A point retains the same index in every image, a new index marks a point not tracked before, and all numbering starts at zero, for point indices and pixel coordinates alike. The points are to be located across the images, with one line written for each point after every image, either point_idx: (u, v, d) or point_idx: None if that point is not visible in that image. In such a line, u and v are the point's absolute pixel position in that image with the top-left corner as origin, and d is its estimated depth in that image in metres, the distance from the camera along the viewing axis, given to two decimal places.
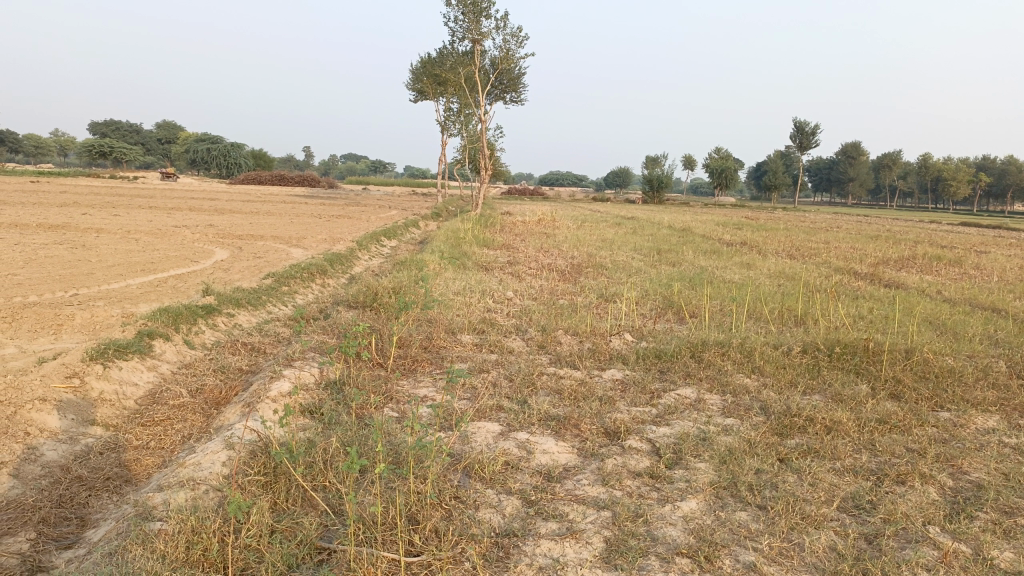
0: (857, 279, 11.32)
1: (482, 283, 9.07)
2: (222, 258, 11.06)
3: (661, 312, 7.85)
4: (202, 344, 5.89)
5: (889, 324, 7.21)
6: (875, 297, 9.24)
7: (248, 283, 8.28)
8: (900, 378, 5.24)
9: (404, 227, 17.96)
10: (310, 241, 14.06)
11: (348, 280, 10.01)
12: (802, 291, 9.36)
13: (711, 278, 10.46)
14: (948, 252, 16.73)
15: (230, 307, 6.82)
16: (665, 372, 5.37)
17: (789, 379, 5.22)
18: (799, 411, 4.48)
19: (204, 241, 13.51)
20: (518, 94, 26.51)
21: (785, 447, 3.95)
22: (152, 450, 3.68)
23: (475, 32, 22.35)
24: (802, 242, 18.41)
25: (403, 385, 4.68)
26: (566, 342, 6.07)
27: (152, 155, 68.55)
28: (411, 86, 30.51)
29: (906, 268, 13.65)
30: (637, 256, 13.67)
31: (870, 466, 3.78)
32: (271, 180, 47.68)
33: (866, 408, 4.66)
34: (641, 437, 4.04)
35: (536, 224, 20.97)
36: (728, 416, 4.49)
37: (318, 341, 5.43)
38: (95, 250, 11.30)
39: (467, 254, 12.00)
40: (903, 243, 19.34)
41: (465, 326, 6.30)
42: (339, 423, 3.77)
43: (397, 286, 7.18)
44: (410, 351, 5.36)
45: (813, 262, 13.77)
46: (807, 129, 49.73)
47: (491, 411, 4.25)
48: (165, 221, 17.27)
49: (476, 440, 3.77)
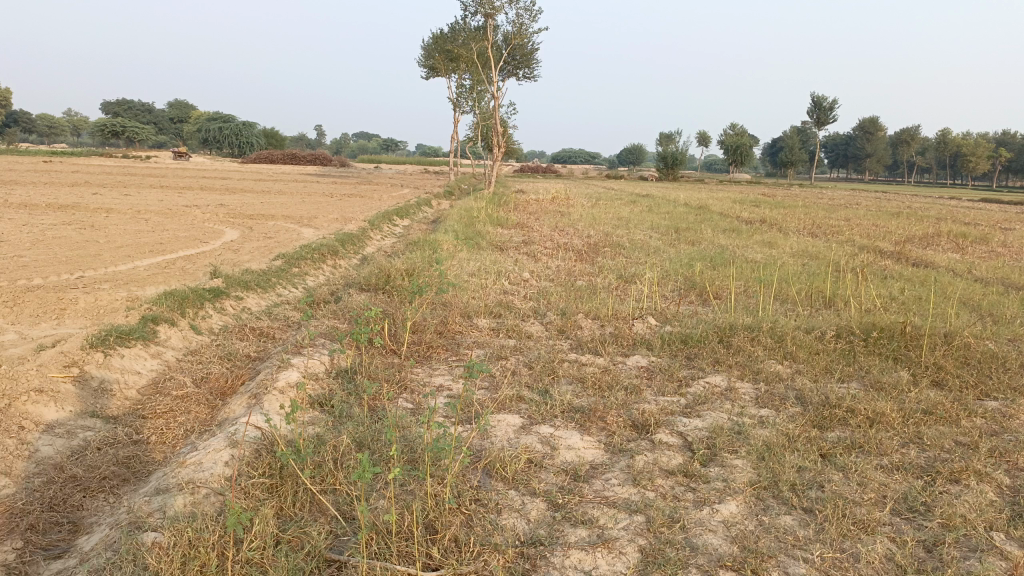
0: (883, 258, 10.97)
1: (497, 263, 8.81)
2: (232, 238, 10.85)
3: (684, 293, 7.58)
4: (209, 330, 5.68)
5: (924, 306, 6.89)
6: (905, 277, 8.91)
7: (258, 264, 8.06)
8: (942, 364, 4.95)
9: (416, 206, 17.69)
10: (322, 221, 13.84)
11: (360, 260, 9.78)
12: (829, 271, 9.03)
13: (733, 258, 10.15)
14: (973, 230, 16.28)
15: (238, 290, 6.61)
16: (693, 359, 5.11)
17: (824, 367, 4.94)
18: (838, 401, 4.21)
19: (215, 221, 13.32)
20: (531, 70, 26.08)
21: (827, 441, 3.69)
22: (154, 446, 3.47)
23: (488, 6, 21.88)
24: (822, 220, 17.99)
25: (418, 374, 4.44)
26: (586, 326, 5.81)
27: (165, 135, 68.39)
28: (423, 63, 30.06)
29: (933, 246, 13.27)
30: (655, 235, 13.38)
31: (920, 463, 3.51)
32: (283, 159, 47.48)
33: (909, 397, 4.38)
34: (671, 430, 3.79)
35: (551, 202, 20.65)
36: (762, 407, 4.22)
37: (328, 326, 5.20)
38: (104, 231, 11.13)
39: (481, 234, 11.75)
40: (925, 220, 18.88)
41: (481, 310, 6.06)
42: (350, 417, 3.54)
43: (410, 268, 6.93)
44: (425, 337, 5.12)
45: (836, 240, 13.41)
46: (825, 104, 48.82)
47: (511, 402, 4.01)
48: (176, 201, 17.09)
49: (496, 434, 3.53)
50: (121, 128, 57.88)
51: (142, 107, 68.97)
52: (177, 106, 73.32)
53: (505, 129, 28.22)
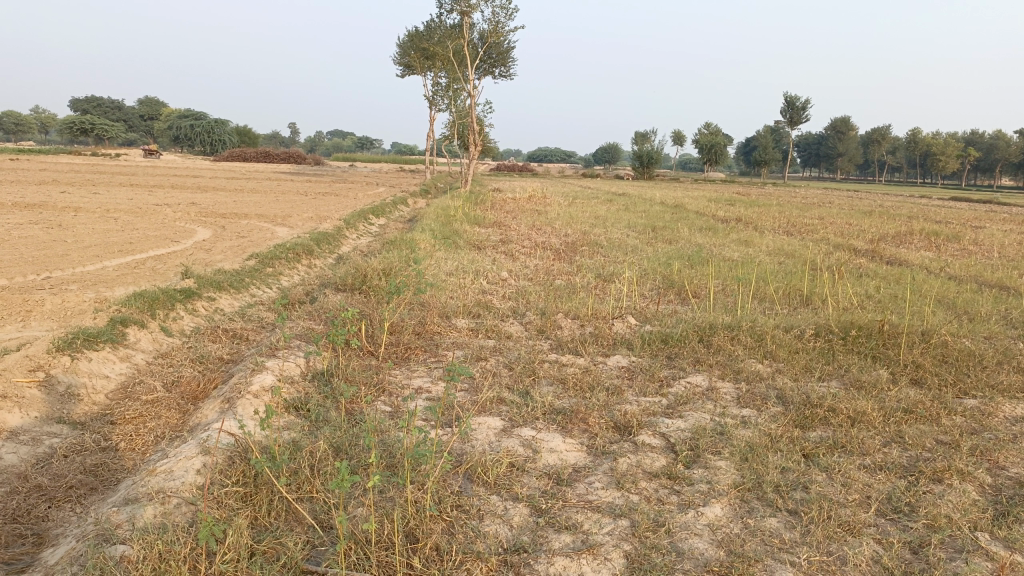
0: (858, 256, 11.06)
1: (475, 262, 8.74)
2: (204, 238, 10.67)
3: (663, 292, 7.57)
4: (181, 331, 5.55)
5: (900, 304, 6.94)
6: (880, 275, 8.97)
7: (231, 264, 7.92)
8: (920, 362, 4.97)
9: (392, 205, 17.56)
10: (296, 219, 13.68)
11: (335, 260, 9.66)
12: (805, 270, 9.07)
13: (710, 256, 10.17)
14: (944, 228, 16.50)
15: (210, 290, 6.48)
16: (673, 358, 5.08)
17: (804, 366, 4.94)
18: (820, 401, 4.20)
19: (187, 220, 13.10)
20: (507, 68, 26.04)
21: (809, 441, 3.68)
22: (124, 454, 3.36)
23: (464, 4, 21.79)
24: (797, 218, 18.14)
25: (396, 376, 4.36)
26: (566, 326, 5.76)
27: (135, 132, 67.34)
28: (398, 61, 29.87)
29: (905, 244, 13.42)
30: (632, 233, 13.39)
31: (902, 463, 3.50)
32: (256, 157, 46.99)
33: (889, 396, 4.39)
34: (653, 431, 3.74)
35: (527, 200, 20.61)
36: (744, 407, 4.20)
37: (303, 327, 5.09)
38: (72, 230, 10.89)
39: (458, 233, 11.68)
40: (897, 218, 19.12)
41: (460, 310, 5.99)
42: (327, 422, 3.46)
43: (387, 268, 6.84)
44: (403, 338, 5.03)
45: (811, 238, 13.52)
46: (798, 104, 49.31)
47: (491, 404, 3.95)
48: (147, 199, 16.80)
49: (477, 437, 3.46)
50: (90, 125, 56.90)
51: (112, 104, 67.93)
52: (148, 103, 72.28)
53: (481, 127, 28.13)
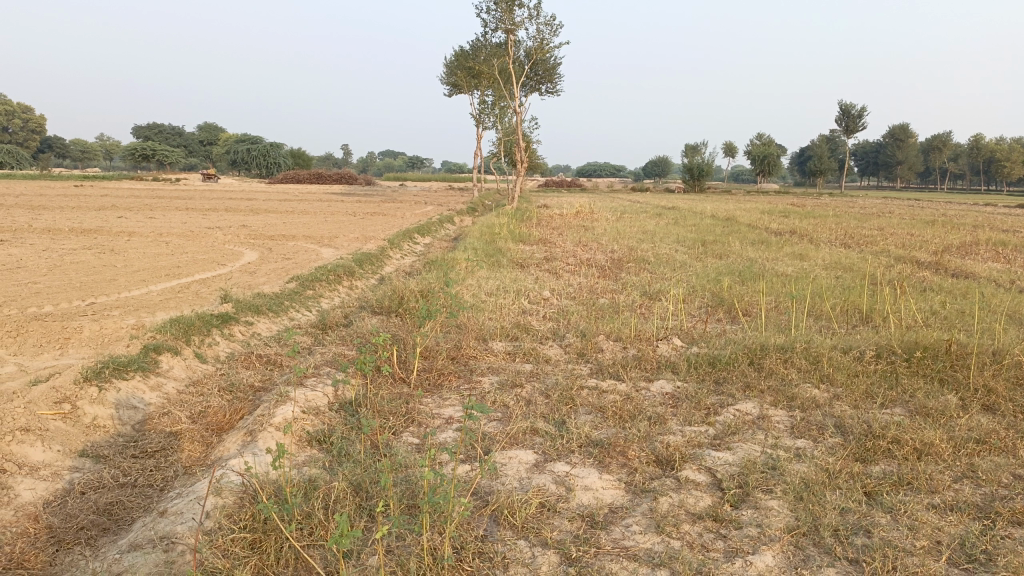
0: (921, 269, 10.53)
1: (518, 282, 8.55)
2: (250, 260, 10.72)
3: (712, 311, 7.27)
4: (215, 357, 5.47)
5: (968, 321, 6.49)
6: (945, 289, 8.49)
7: (271, 287, 7.89)
8: (992, 387, 4.57)
9: (439, 224, 17.55)
10: (342, 240, 13.72)
11: (377, 281, 9.58)
12: (864, 285, 8.64)
13: (762, 271, 9.79)
14: (1013, 237, 15.70)
15: (248, 314, 6.43)
16: (721, 383, 4.78)
17: (864, 391, 4.60)
18: (882, 430, 3.87)
19: (235, 242, 13.24)
20: (554, 85, 25.94)
21: (870, 477, 3.36)
22: (142, 490, 3.25)
23: (508, 22, 21.79)
24: (854, 230, 17.50)
25: (427, 404, 4.18)
26: (607, 348, 5.50)
27: (194, 157, 69.33)
28: (445, 80, 30.05)
29: (971, 255, 12.77)
30: (681, 248, 13.06)
31: (977, 502, 3.16)
32: (309, 179, 47.90)
33: (958, 425, 4.03)
34: (698, 465, 3.47)
35: (574, 216, 20.42)
36: (799, 437, 3.91)
37: (334, 353, 4.95)
38: (123, 255, 11.09)
39: (502, 251, 11.52)
40: (961, 228, 18.33)
41: (497, 332, 5.80)
42: (350, 456, 3.29)
43: (425, 289, 6.70)
44: (436, 363, 4.86)
45: (869, 251, 12.97)
46: (853, 112, 48.03)
47: (525, 435, 3.73)
48: (200, 222, 17.13)
49: (508, 473, 3.25)
50: (152, 152, 58.76)
51: (173, 131, 70.18)
52: (207, 129, 74.47)
53: (528, 144, 28.09)
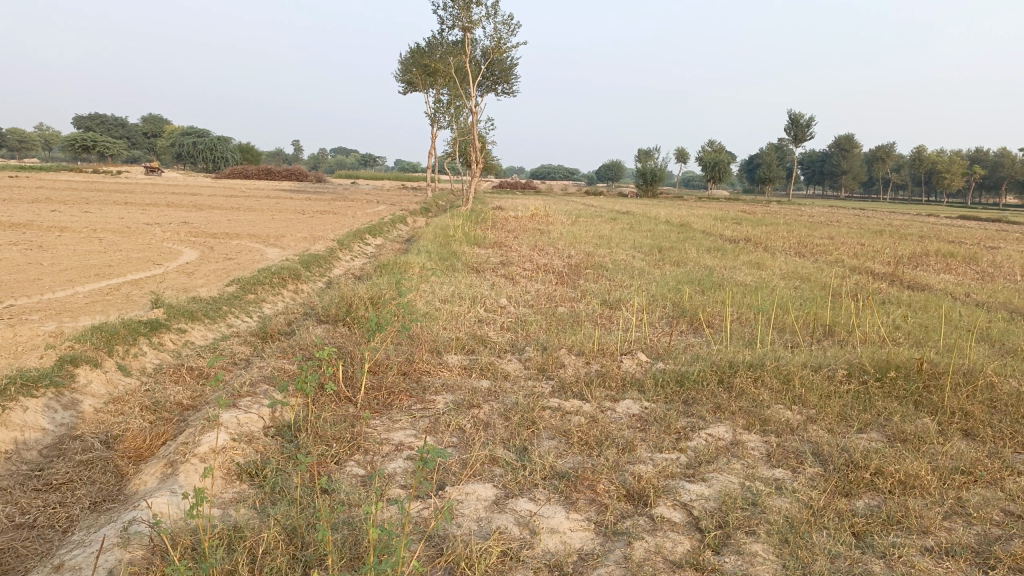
0: (877, 280, 10.50)
1: (473, 288, 8.19)
2: (189, 260, 10.15)
3: (674, 322, 7.02)
4: (141, 370, 4.99)
5: (933, 337, 6.37)
6: (904, 302, 8.41)
7: (209, 290, 7.38)
8: (969, 410, 4.38)
9: (391, 224, 17.07)
10: (289, 239, 13.18)
11: (325, 284, 9.12)
12: (825, 297, 8.51)
13: (722, 280, 9.62)
14: (960, 249, 15.93)
15: (182, 321, 5.94)
16: (690, 405, 4.51)
17: (838, 414, 4.38)
18: (864, 460, 3.62)
19: (175, 240, 12.58)
20: (510, 86, 25.67)
21: (857, 515, 3.11)
22: (41, 533, 2.80)
23: (465, 20, 21.41)
24: (807, 238, 17.56)
25: (374, 428, 3.80)
26: (569, 363, 5.18)
27: (138, 149, 67.09)
28: (400, 77, 29.48)
29: (923, 266, 12.85)
30: (638, 255, 12.89)
31: (972, 544, 2.92)
32: (258, 174, 46.76)
33: (939, 452, 3.81)
34: (673, 501, 3.17)
35: (530, 219, 20.13)
36: (776, 467, 3.65)
37: (272, 367, 4.52)
38: (51, 252, 10.38)
39: (457, 254, 11.17)
40: (909, 238, 18.61)
41: (452, 344, 5.44)
42: (285, 493, 2.91)
43: (375, 296, 6.30)
44: (386, 380, 4.48)
45: (824, 260, 12.98)
46: (802, 122, 48.86)
47: (483, 466, 3.37)
48: (139, 218, 16.34)
49: (464, 513, 2.90)
50: (93, 142, 56.66)
51: (116, 122, 67.86)
52: (151, 121, 72.27)
53: (483, 144, 27.74)
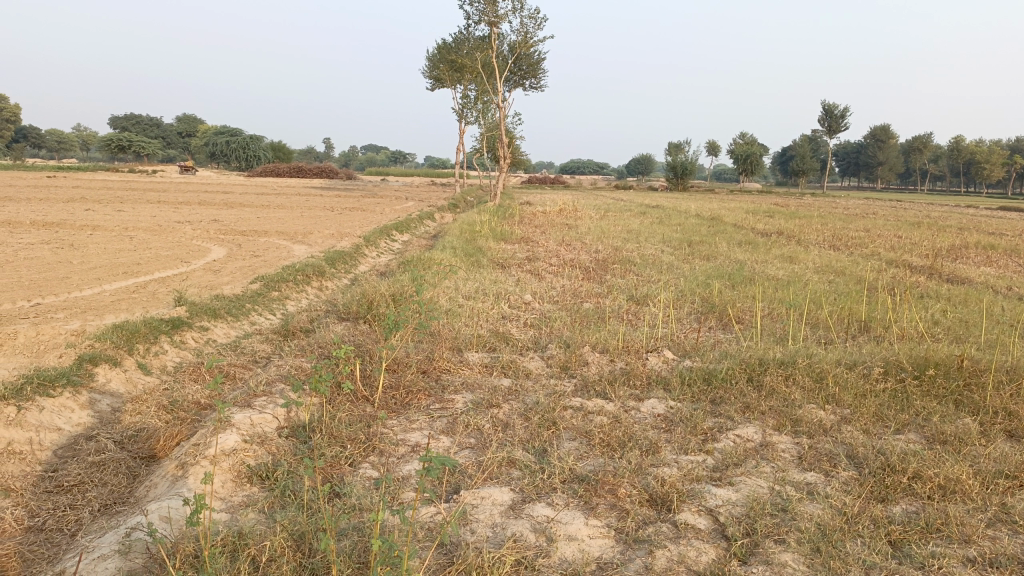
0: (914, 274, 10.19)
1: (498, 284, 8.09)
2: (216, 257, 10.19)
3: (702, 317, 6.86)
4: (161, 368, 4.97)
5: (974, 332, 6.12)
6: (943, 296, 8.13)
7: (233, 287, 7.37)
8: (1013, 410, 4.16)
9: (418, 220, 17.04)
10: (316, 236, 13.20)
11: (349, 281, 9.08)
12: (860, 291, 8.25)
13: (753, 275, 9.40)
14: (1001, 240, 15.43)
15: (204, 319, 5.92)
16: (718, 404, 4.36)
17: (873, 414, 4.20)
18: (900, 463, 3.45)
19: (203, 238, 12.66)
20: (538, 80, 25.51)
21: (893, 522, 2.94)
22: (49, 537, 2.76)
23: (492, 15, 21.28)
24: (841, 231, 17.17)
25: (390, 429, 3.71)
26: (593, 361, 5.05)
27: (172, 148, 68.10)
28: (428, 73, 29.47)
29: (962, 259, 12.47)
30: (667, 249, 12.68)
31: (1019, 555, 2.73)
32: (289, 172, 47.19)
33: (982, 455, 3.61)
34: (698, 507, 3.03)
35: (558, 214, 19.98)
36: (808, 470, 3.49)
37: (290, 366, 4.46)
38: (82, 250, 10.49)
39: (482, 250, 11.08)
40: (948, 230, 18.12)
41: (474, 342, 5.34)
42: (295, 497, 2.83)
43: (396, 293, 6.22)
44: (404, 379, 4.39)
45: (859, 254, 12.65)
46: (837, 112, 47.95)
47: (501, 469, 3.27)
48: (170, 216, 16.49)
49: (478, 519, 2.79)
50: (129, 142, 57.61)
51: (151, 122, 68.93)
52: (185, 121, 73.25)
53: (512, 139, 27.61)
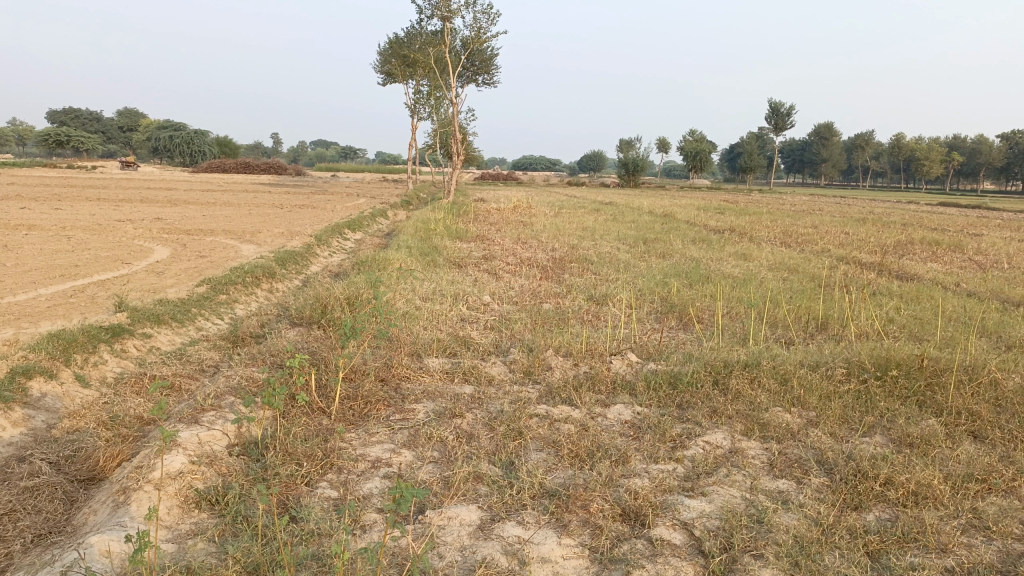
0: (865, 270, 10.34)
1: (455, 284, 7.91)
2: (160, 258, 9.80)
3: (663, 318, 6.80)
4: (101, 380, 4.68)
5: (929, 330, 6.18)
6: (895, 293, 8.23)
7: (178, 290, 7.05)
8: (975, 410, 4.17)
9: (370, 218, 16.73)
10: (266, 235, 12.82)
11: (301, 283, 8.81)
12: (815, 289, 8.32)
13: (708, 273, 9.42)
14: (944, 236, 15.81)
15: (147, 325, 5.62)
16: (685, 409, 4.28)
17: (838, 416, 4.17)
18: (871, 468, 3.40)
19: (146, 237, 12.18)
20: (491, 76, 25.33)
21: (869, 533, 2.88)
22: None
23: (444, 9, 21.03)
24: (791, 227, 17.41)
25: (349, 443, 3.53)
26: (557, 366, 4.93)
27: (114, 143, 66.04)
28: (379, 68, 29.03)
29: (909, 255, 12.73)
30: (623, 247, 12.67)
31: (995, 563, 2.69)
32: (236, 168, 46.12)
33: (949, 458, 3.60)
34: (673, 520, 2.93)
35: (512, 211, 19.86)
36: (779, 478, 3.43)
37: (240, 376, 4.23)
38: (16, 251, 9.98)
39: (438, 249, 10.88)
40: (892, 226, 18.54)
41: (433, 347, 5.17)
42: (247, 525, 2.65)
43: (351, 296, 6.01)
44: (362, 388, 4.19)
45: (810, 251, 12.81)
46: (783, 110, 48.85)
47: (467, 485, 3.12)
48: (111, 214, 15.87)
49: (446, 543, 2.64)
50: (67, 137, 55.58)
51: (91, 116, 66.66)
52: (126, 115, 71.10)
53: (464, 136, 27.39)
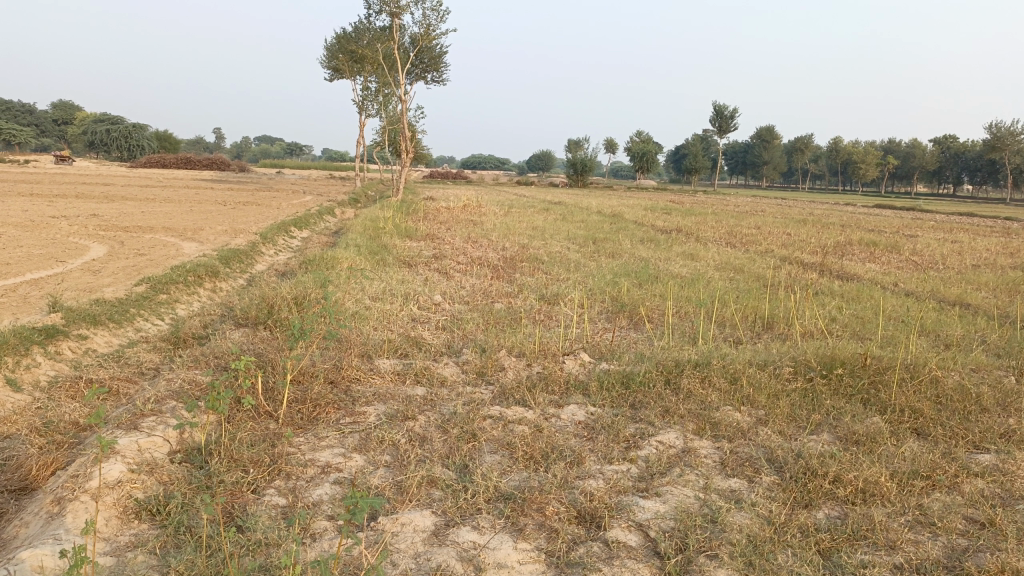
0: (808, 270, 10.58)
1: (405, 284, 7.81)
2: (97, 256, 9.45)
3: (613, 317, 6.83)
4: (34, 383, 4.47)
5: (870, 329, 6.34)
6: (837, 293, 8.43)
7: (115, 290, 6.79)
8: (917, 408, 4.28)
9: (317, 216, 16.46)
10: (208, 233, 12.49)
11: (245, 282, 8.59)
12: (761, 289, 8.47)
13: (657, 272, 9.51)
14: (882, 237, 16.29)
15: (82, 326, 5.39)
16: (637, 409, 4.29)
17: (787, 415, 4.24)
18: (820, 466, 3.45)
19: (82, 234, 11.73)
20: (440, 74, 25.18)
21: (820, 531, 2.92)
22: None
23: (393, 5, 20.81)
24: (736, 228, 17.73)
25: (297, 448, 3.43)
26: (510, 366, 4.89)
27: (47, 136, 63.63)
28: (326, 64, 28.59)
29: (849, 255, 13.08)
30: (572, 246, 12.72)
31: (941, 559, 2.75)
32: (177, 163, 44.90)
33: (894, 455, 3.68)
34: (628, 522, 2.92)
35: (461, 210, 19.77)
36: (732, 477, 3.45)
37: (183, 379, 4.08)
38: None
39: (387, 247, 10.75)
40: (832, 227, 19.04)
41: (384, 348, 5.08)
42: (191, 536, 2.54)
43: (299, 296, 5.87)
44: (311, 391, 4.09)
45: (755, 251, 13.06)
46: (727, 113, 49.77)
47: (421, 489, 3.06)
48: (44, 210, 15.26)
49: (400, 550, 2.59)
50: None
51: (22, 107, 64.13)
52: (60, 107, 68.61)
53: (413, 134, 27.18)
